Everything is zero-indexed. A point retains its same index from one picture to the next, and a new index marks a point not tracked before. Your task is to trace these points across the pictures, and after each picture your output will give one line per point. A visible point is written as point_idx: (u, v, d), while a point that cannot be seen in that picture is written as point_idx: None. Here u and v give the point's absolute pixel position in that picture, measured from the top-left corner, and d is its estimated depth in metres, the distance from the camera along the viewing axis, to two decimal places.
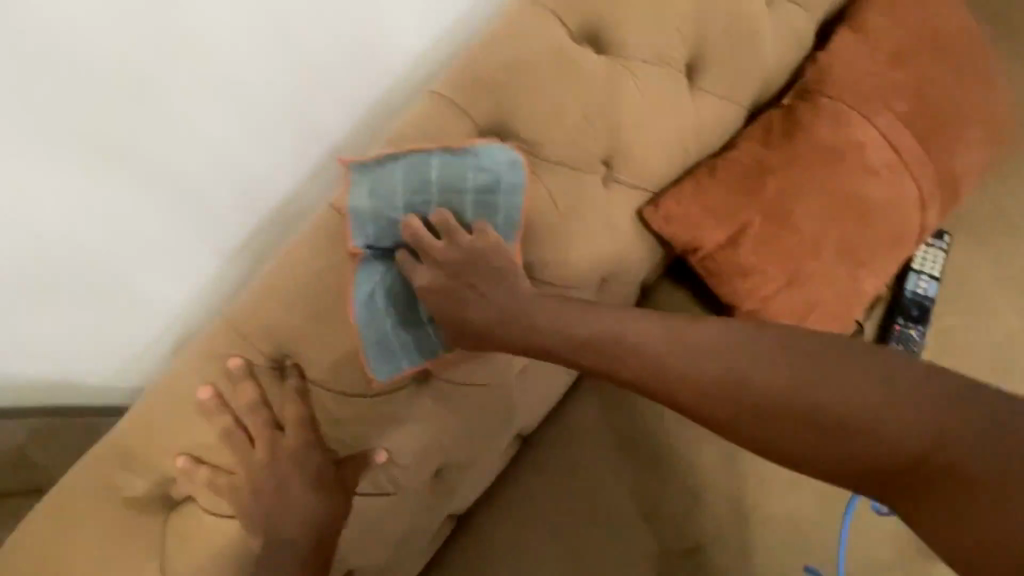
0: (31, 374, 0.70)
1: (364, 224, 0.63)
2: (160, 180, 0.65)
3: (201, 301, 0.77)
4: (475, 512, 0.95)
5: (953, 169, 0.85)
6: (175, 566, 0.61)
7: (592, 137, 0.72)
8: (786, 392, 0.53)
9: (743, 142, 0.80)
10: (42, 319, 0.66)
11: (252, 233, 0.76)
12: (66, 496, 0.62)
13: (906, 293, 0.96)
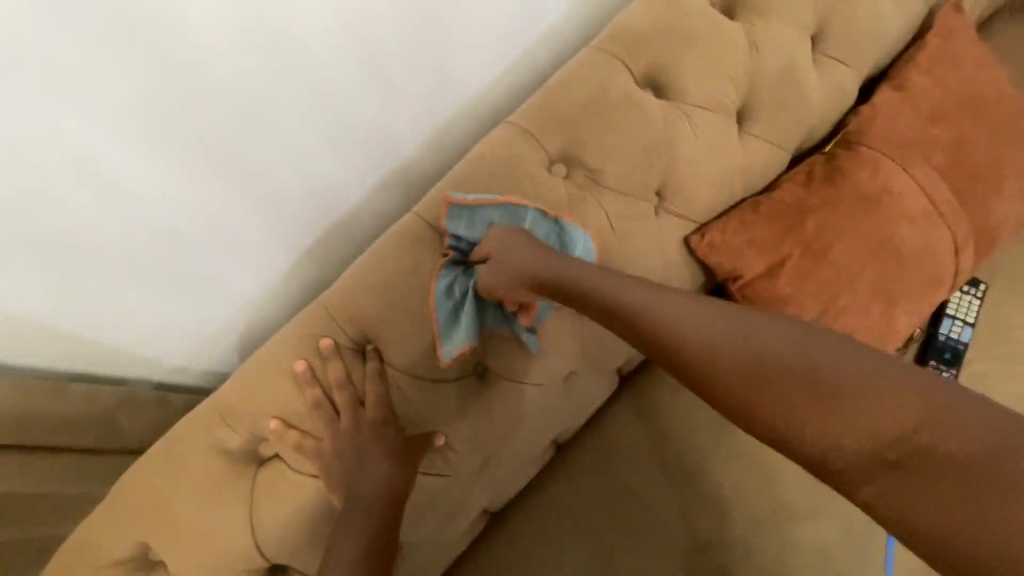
0: (136, 339, 0.86)
1: (457, 224, 0.74)
2: (258, 188, 0.81)
3: (273, 286, 0.93)
4: (511, 511, 1.01)
5: (988, 219, 0.90)
6: (262, 512, 0.71)
7: (648, 169, 0.81)
8: (766, 352, 0.53)
9: (785, 182, 0.87)
10: (155, 296, 0.82)
11: (320, 232, 0.92)
12: (172, 445, 0.71)
13: (940, 335, 0.99)
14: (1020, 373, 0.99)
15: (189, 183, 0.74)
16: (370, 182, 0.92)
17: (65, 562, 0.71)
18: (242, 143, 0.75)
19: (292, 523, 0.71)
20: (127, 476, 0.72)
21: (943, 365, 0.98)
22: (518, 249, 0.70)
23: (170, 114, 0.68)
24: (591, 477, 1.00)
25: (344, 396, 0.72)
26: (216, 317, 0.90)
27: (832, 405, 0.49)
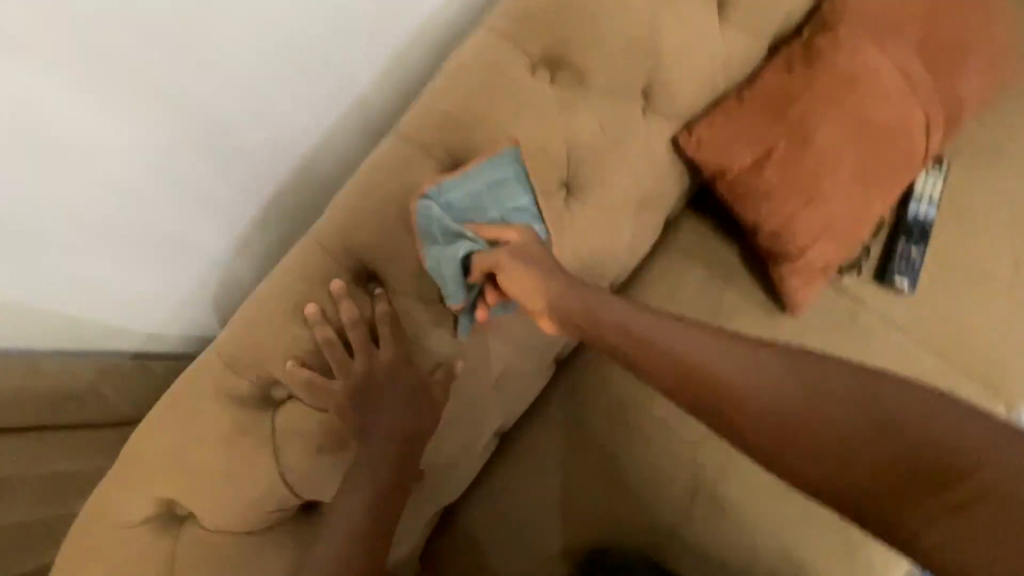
0: (97, 310, 0.80)
1: (493, 170, 0.72)
2: (206, 133, 0.73)
3: (242, 243, 0.87)
4: (519, 435, 1.00)
5: (958, 95, 0.92)
6: (288, 452, 0.70)
7: (635, 68, 0.78)
8: (805, 390, 0.58)
9: (768, 72, 0.86)
10: (108, 261, 0.75)
11: (283, 181, 0.85)
12: (178, 402, 0.69)
13: (909, 216, 1.06)
14: (979, 244, 1.06)
15: (129, 129, 0.67)
16: (332, 117, 0.84)
17: (87, 528, 0.69)
18: (177, 79, 0.67)
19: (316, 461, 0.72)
20: (135, 439, 0.69)
21: (912, 243, 1.05)
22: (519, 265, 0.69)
23: (82, 43, 0.59)
24: (594, 392, 1.00)
25: (351, 335, 0.70)
26: (188, 279, 0.85)
27: (900, 467, 0.52)
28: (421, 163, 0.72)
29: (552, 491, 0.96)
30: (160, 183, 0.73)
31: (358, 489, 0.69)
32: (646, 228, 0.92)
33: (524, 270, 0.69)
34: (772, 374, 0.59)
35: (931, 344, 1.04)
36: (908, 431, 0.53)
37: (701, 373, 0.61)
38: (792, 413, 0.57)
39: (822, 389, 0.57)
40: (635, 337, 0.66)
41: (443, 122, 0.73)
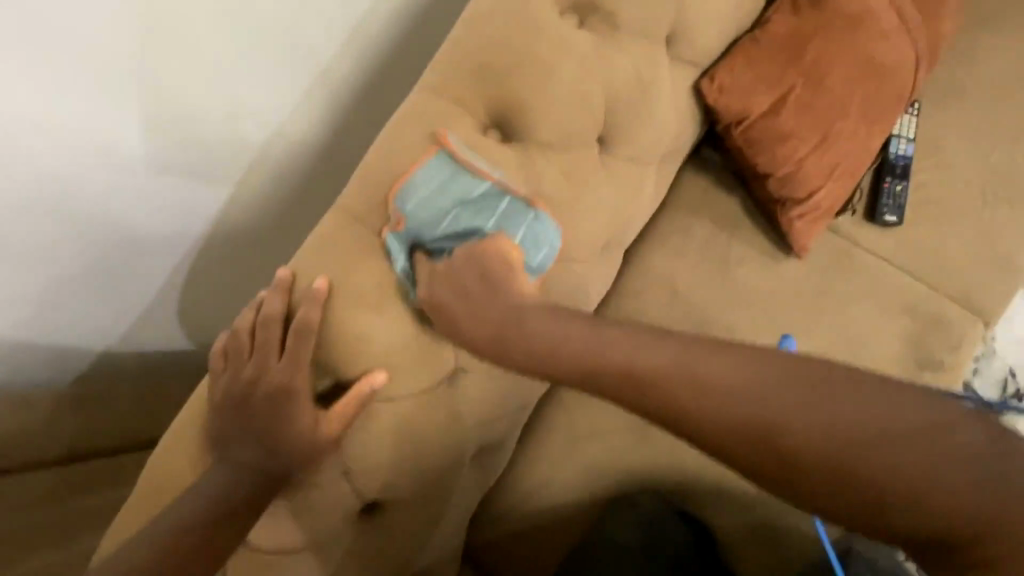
0: (74, 299, 0.82)
1: (428, 177, 0.65)
2: (175, 121, 0.72)
3: (216, 228, 0.88)
4: (542, 418, 1.09)
5: (941, 33, 0.96)
6: (355, 443, 0.64)
7: (662, 11, 0.75)
8: (823, 436, 0.49)
9: (777, 14, 0.86)
10: (81, 250, 0.77)
11: (255, 166, 0.84)
12: (215, 400, 0.62)
13: (891, 155, 1.11)
14: (953, 176, 1.13)
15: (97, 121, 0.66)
16: (305, 100, 0.82)
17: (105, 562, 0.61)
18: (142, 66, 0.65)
19: (378, 449, 0.66)
20: (170, 442, 0.63)
21: (897, 180, 1.11)
22: (461, 290, 0.63)
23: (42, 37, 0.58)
24: None
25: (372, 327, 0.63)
26: (138, 289, 0.88)
27: (919, 526, 0.47)
28: (456, 122, 0.67)
29: (568, 475, 1.05)
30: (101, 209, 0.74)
31: (182, 517, 0.58)
32: (664, 180, 0.93)
33: (461, 298, 0.63)
34: (743, 382, 0.53)
35: (916, 273, 1.12)
36: (886, 440, 0.48)
37: (657, 390, 0.56)
38: (756, 426, 0.51)
39: (793, 399, 0.51)
40: (579, 355, 0.60)
41: (477, 72, 0.68)
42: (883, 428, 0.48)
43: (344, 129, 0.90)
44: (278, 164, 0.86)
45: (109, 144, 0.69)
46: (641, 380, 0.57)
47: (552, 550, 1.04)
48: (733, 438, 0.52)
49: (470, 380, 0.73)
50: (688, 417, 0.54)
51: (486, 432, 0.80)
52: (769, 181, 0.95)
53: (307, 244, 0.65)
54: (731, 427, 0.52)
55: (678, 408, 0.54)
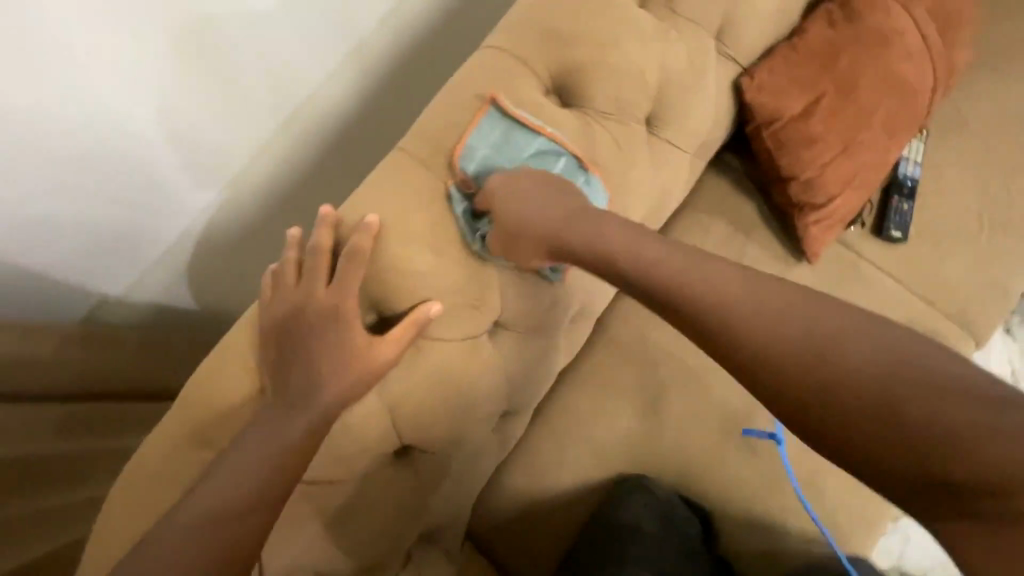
0: (81, 264, 0.83)
1: (484, 136, 0.67)
2: (219, 93, 0.79)
3: (227, 203, 0.92)
4: (554, 397, 1.10)
5: (957, 62, 1.03)
6: (397, 385, 0.63)
7: (713, 5, 0.80)
8: (854, 344, 0.48)
9: (814, 25, 0.92)
10: (102, 214, 0.79)
11: (275, 143, 0.92)
12: (261, 324, 0.61)
13: (900, 175, 1.17)
14: (956, 201, 1.20)
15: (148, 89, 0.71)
16: (332, 84, 0.93)
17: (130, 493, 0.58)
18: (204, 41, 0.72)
19: (417, 394, 0.65)
20: (208, 365, 0.61)
21: (904, 198, 1.17)
22: (535, 190, 0.66)
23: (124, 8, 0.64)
24: (627, 337, 1.11)
25: (427, 266, 0.64)
26: (159, 236, 0.89)
27: (930, 450, 0.43)
28: (520, 81, 0.69)
29: (577, 457, 1.06)
30: (143, 144, 0.76)
31: (252, 456, 0.55)
32: (696, 171, 0.96)
33: (530, 199, 0.65)
34: (783, 296, 0.53)
35: (917, 288, 1.17)
36: (924, 371, 0.45)
37: (702, 299, 0.56)
38: (796, 341, 0.50)
39: (829, 312, 0.51)
40: (643, 265, 0.61)
41: (543, 35, 0.70)
42: (933, 376, 0.45)
43: (359, 114, 1.00)
44: (300, 140, 0.94)
45: (161, 95, 0.73)
46: (689, 290, 0.57)
47: (558, 537, 1.03)
48: (766, 345, 0.51)
49: (507, 334, 0.74)
50: (727, 323, 0.54)
51: (515, 392, 0.81)
52: (792, 183, 0.99)
53: (366, 182, 0.66)
54: (769, 337, 0.51)
55: (720, 312, 0.54)
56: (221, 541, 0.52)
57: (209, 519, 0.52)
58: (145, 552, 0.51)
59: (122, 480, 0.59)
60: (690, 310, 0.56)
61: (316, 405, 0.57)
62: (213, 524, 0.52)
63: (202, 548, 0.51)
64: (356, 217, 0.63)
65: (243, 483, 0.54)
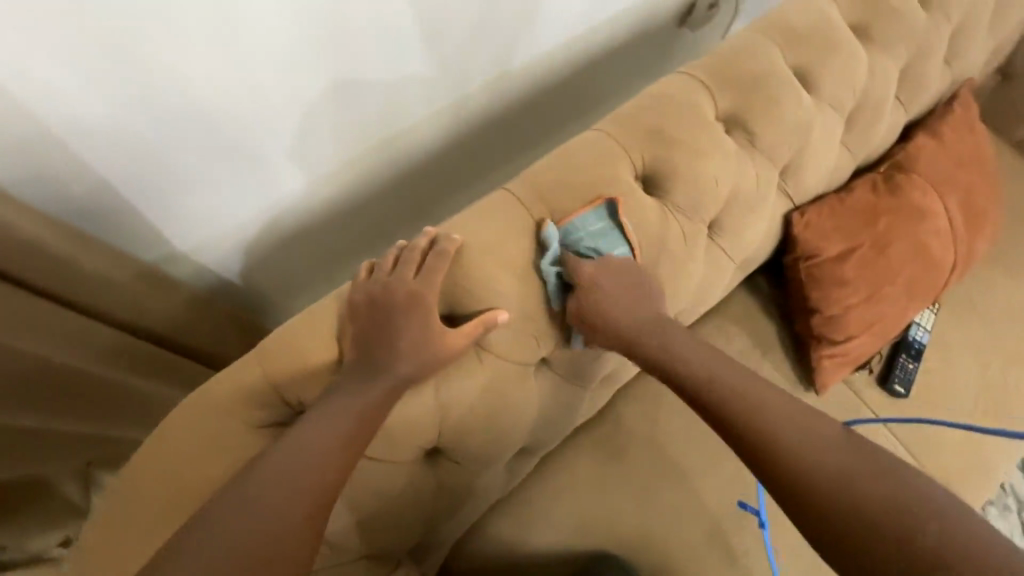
0: (170, 215, 0.92)
1: (589, 219, 0.76)
2: (340, 97, 0.94)
3: (305, 188, 1.05)
4: (556, 454, 1.12)
5: (973, 251, 1.18)
6: (449, 386, 0.70)
7: (784, 148, 0.94)
8: (774, 407, 0.66)
9: (859, 187, 1.07)
10: (209, 174, 0.90)
11: (363, 148, 1.07)
12: (351, 298, 0.68)
13: (909, 336, 1.28)
14: (957, 374, 1.29)
15: (290, 81, 0.86)
16: (428, 114, 1.10)
17: (198, 408, 0.66)
18: (348, 57, 0.89)
19: (464, 396, 0.71)
20: (295, 321, 0.69)
21: (910, 358, 1.26)
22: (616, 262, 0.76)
23: (303, 20, 0.79)
24: (635, 414, 1.16)
25: (506, 290, 0.72)
26: (241, 229, 1.04)
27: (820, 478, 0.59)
28: (619, 161, 0.81)
29: (564, 520, 1.07)
30: (269, 154, 0.94)
31: (329, 426, 0.60)
32: (735, 280, 1.07)
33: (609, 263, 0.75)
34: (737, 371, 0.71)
35: (910, 446, 1.23)
36: (819, 434, 0.63)
37: (757, 420, 0.65)
38: (750, 399, 0.67)
39: (766, 388, 0.69)
40: (708, 379, 0.70)
41: (646, 133, 0.83)
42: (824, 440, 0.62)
43: (436, 145, 1.18)
44: (384, 152, 1.11)
45: (297, 90, 0.87)
46: (697, 364, 0.72)
47: None
48: (807, 466, 0.60)
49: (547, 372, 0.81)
50: (776, 443, 0.63)
51: (535, 430, 0.86)
52: (817, 316, 1.09)
53: (473, 207, 0.76)
54: (734, 392, 0.68)
55: (767, 430, 0.64)
56: (296, 497, 0.55)
57: (287, 473, 0.56)
58: (226, 496, 0.54)
59: (195, 396, 0.67)
60: (747, 427, 0.65)
61: (386, 387, 0.63)
62: (292, 479, 0.55)
63: (279, 503, 0.54)
64: (458, 232, 0.72)
65: (322, 450, 0.58)
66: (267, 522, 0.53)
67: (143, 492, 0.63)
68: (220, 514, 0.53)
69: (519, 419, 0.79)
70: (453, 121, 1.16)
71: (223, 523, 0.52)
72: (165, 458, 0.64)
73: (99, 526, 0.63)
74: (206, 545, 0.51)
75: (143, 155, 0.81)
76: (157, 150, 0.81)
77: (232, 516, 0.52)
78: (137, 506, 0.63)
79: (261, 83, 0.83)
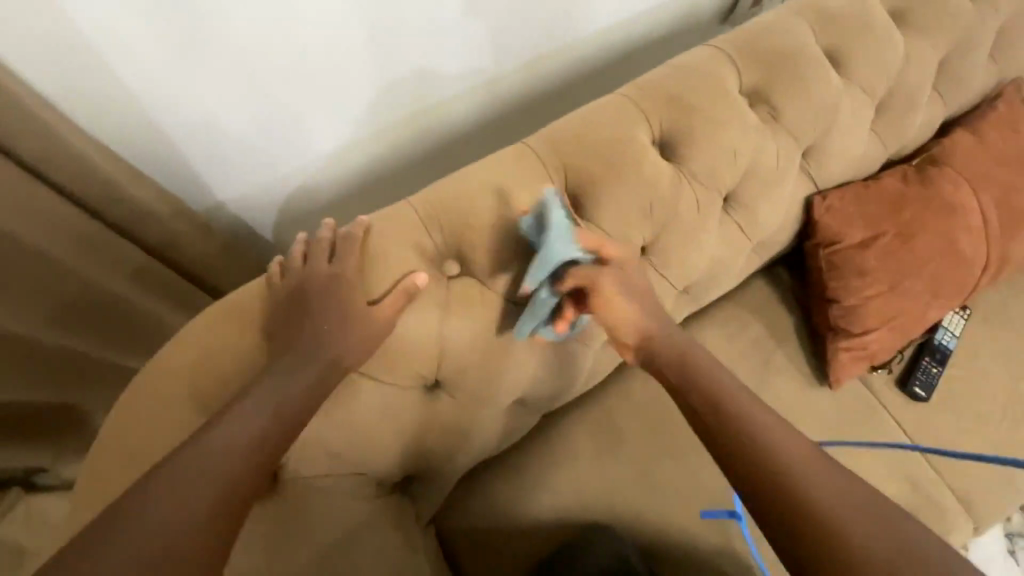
0: (211, 162, 0.97)
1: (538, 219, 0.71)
2: (380, 60, 0.98)
3: (340, 149, 1.09)
4: (559, 422, 1.14)
5: (1009, 254, 1.13)
6: (453, 320, 0.74)
7: (810, 128, 0.94)
8: (763, 431, 0.65)
9: (887, 177, 1.06)
10: (250, 125, 0.95)
11: (398, 116, 1.10)
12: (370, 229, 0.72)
13: (935, 340, 1.24)
14: (985, 384, 1.24)
15: (333, 38, 0.90)
16: (462, 85, 1.13)
17: (220, 317, 0.71)
18: (390, 19, 0.93)
19: (466, 332, 0.75)
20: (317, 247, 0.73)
21: (934, 363, 1.22)
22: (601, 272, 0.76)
23: None
24: (641, 391, 1.16)
25: (515, 236, 0.75)
26: (276, 184, 1.08)
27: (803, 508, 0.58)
28: (638, 125, 0.83)
29: (561, 485, 1.08)
30: (307, 115, 0.99)
31: (256, 417, 0.58)
32: (752, 261, 1.07)
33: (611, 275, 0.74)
34: (733, 389, 0.70)
35: (926, 452, 1.19)
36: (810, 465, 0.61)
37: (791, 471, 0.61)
38: (739, 418, 0.66)
39: (763, 408, 0.68)
40: (742, 422, 0.66)
41: (666, 101, 0.85)
42: (813, 470, 0.61)
43: (468, 117, 1.22)
44: (418, 121, 1.14)
45: (340, 48, 0.92)
46: (693, 377, 0.72)
47: (514, 553, 1.03)
48: (823, 501, 0.58)
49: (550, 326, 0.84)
50: (816, 502, 0.58)
51: (536, 382, 0.88)
52: (834, 305, 1.07)
53: (492, 157, 0.79)
54: (730, 411, 0.67)
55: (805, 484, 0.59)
56: (213, 490, 0.53)
57: (228, 451, 0.56)
58: (161, 474, 0.53)
59: (213, 309, 0.72)
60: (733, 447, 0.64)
61: (315, 375, 0.63)
62: (216, 469, 0.54)
63: (197, 494, 0.53)
64: (474, 179, 0.76)
65: (245, 443, 0.57)
66: (200, 496, 0.53)
67: (164, 388, 0.68)
68: (152, 490, 0.52)
69: (519, 365, 0.82)
70: (486, 97, 1.20)
71: (155, 502, 0.51)
72: (181, 359, 0.69)
73: (118, 415, 0.69)
74: (140, 524, 0.50)
75: (190, 104, 0.87)
76: (203, 101, 0.87)
77: (148, 508, 0.51)
78: (158, 399, 0.68)
79: (303, 42, 0.88)
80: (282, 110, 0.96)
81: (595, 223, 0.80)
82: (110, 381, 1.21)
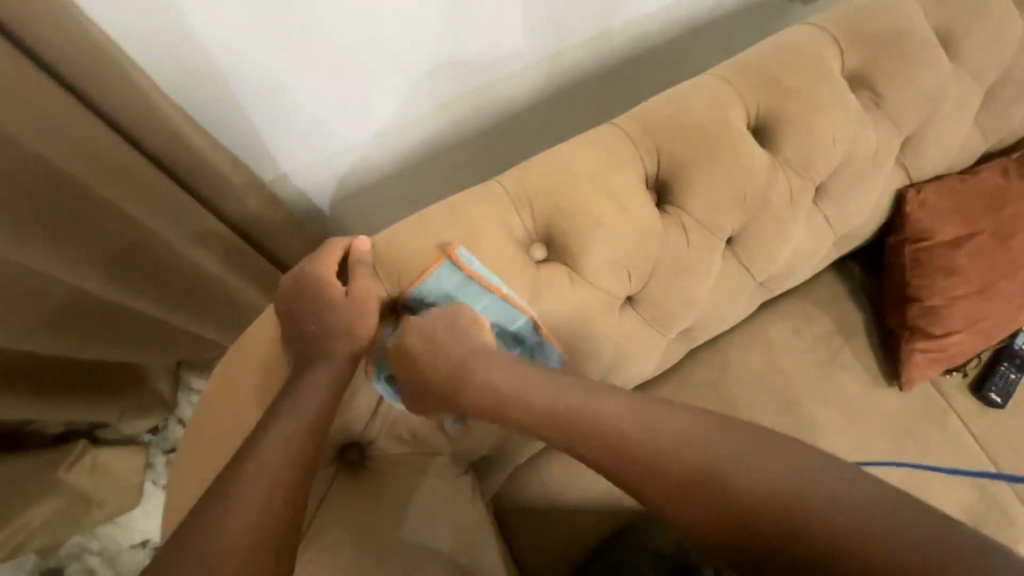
0: (284, 134, 0.98)
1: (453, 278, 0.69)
2: (456, 31, 0.96)
3: (407, 123, 1.08)
4: None
5: None
6: (540, 304, 0.72)
7: (913, 115, 0.88)
8: (653, 449, 0.59)
9: (987, 171, 1.00)
10: (325, 97, 0.94)
11: (467, 89, 1.08)
12: (459, 208, 0.71)
13: (1015, 345, 1.18)
14: None
15: (412, 7, 0.88)
16: (533, 58, 1.10)
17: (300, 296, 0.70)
18: None
19: (550, 316, 0.73)
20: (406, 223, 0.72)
21: (1012, 368, 1.17)
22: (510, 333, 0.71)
23: None
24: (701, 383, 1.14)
25: (605, 221, 0.72)
26: (342, 157, 1.08)
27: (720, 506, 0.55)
28: (733, 107, 0.79)
29: None
30: (378, 86, 0.98)
31: (295, 425, 0.60)
32: (833, 253, 1.02)
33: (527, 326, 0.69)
34: (615, 413, 0.62)
35: (998, 460, 1.14)
36: (714, 456, 0.57)
37: (726, 474, 0.56)
38: (627, 452, 0.60)
39: (650, 411, 0.62)
40: (649, 456, 0.59)
41: (762, 82, 0.80)
42: (711, 466, 0.57)
43: (536, 91, 1.18)
44: (485, 96, 1.12)
45: (418, 17, 0.90)
46: (573, 412, 0.62)
47: (568, 538, 1.02)
48: (731, 484, 0.55)
49: (631, 314, 0.82)
50: (727, 487, 0.55)
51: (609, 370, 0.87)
52: (915, 305, 1.02)
53: (580, 138, 0.76)
54: (623, 448, 0.60)
55: (723, 474, 0.56)
56: (273, 494, 0.56)
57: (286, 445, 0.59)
58: (230, 476, 0.56)
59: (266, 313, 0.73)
60: (644, 475, 0.59)
61: (342, 359, 0.65)
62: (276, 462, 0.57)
63: (263, 496, 0.55)
64: (563, 160, 0.74)
65: (287, 451, 0.58)
66: (266, 487, 0.56)
67: (260, 360, 0.70)
68: (223, 492, 0.55)
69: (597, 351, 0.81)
70: (554, 72, 1.16)
71: (225, 502, 0.54)
72: (272, 335, 0.70)
73: (218, 386, 0.71)
74: (216, 520, 0.53)
75: (263, 67, 0.85)
76: (277, 66, 0.86)
77: (224, 506, 0.54)
78: (256, 368, 0.70)
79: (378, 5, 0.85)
80: (355, 81, 0.94)
81: (684, 210, 0.78)
82: (175, 345, 1.24)
